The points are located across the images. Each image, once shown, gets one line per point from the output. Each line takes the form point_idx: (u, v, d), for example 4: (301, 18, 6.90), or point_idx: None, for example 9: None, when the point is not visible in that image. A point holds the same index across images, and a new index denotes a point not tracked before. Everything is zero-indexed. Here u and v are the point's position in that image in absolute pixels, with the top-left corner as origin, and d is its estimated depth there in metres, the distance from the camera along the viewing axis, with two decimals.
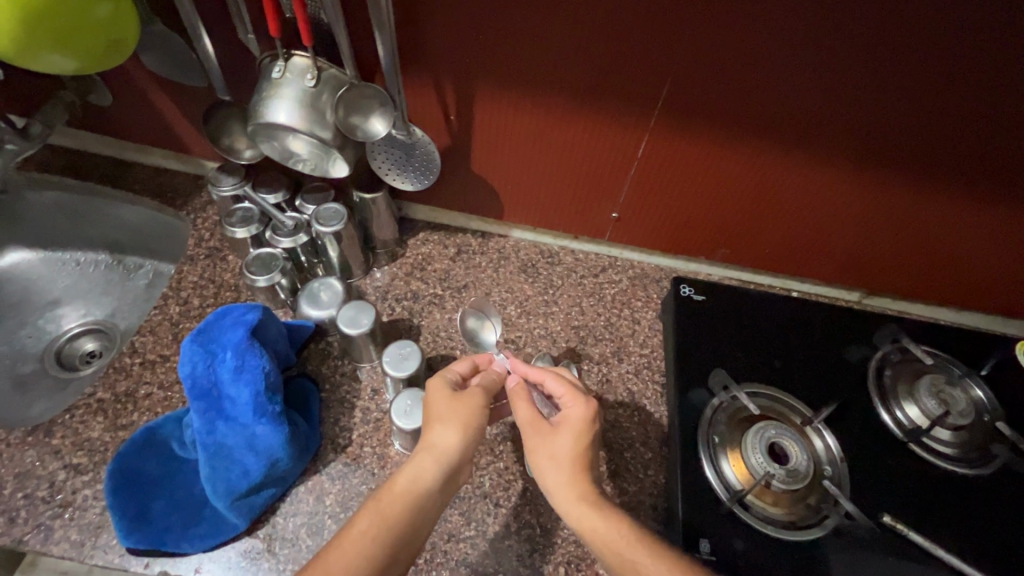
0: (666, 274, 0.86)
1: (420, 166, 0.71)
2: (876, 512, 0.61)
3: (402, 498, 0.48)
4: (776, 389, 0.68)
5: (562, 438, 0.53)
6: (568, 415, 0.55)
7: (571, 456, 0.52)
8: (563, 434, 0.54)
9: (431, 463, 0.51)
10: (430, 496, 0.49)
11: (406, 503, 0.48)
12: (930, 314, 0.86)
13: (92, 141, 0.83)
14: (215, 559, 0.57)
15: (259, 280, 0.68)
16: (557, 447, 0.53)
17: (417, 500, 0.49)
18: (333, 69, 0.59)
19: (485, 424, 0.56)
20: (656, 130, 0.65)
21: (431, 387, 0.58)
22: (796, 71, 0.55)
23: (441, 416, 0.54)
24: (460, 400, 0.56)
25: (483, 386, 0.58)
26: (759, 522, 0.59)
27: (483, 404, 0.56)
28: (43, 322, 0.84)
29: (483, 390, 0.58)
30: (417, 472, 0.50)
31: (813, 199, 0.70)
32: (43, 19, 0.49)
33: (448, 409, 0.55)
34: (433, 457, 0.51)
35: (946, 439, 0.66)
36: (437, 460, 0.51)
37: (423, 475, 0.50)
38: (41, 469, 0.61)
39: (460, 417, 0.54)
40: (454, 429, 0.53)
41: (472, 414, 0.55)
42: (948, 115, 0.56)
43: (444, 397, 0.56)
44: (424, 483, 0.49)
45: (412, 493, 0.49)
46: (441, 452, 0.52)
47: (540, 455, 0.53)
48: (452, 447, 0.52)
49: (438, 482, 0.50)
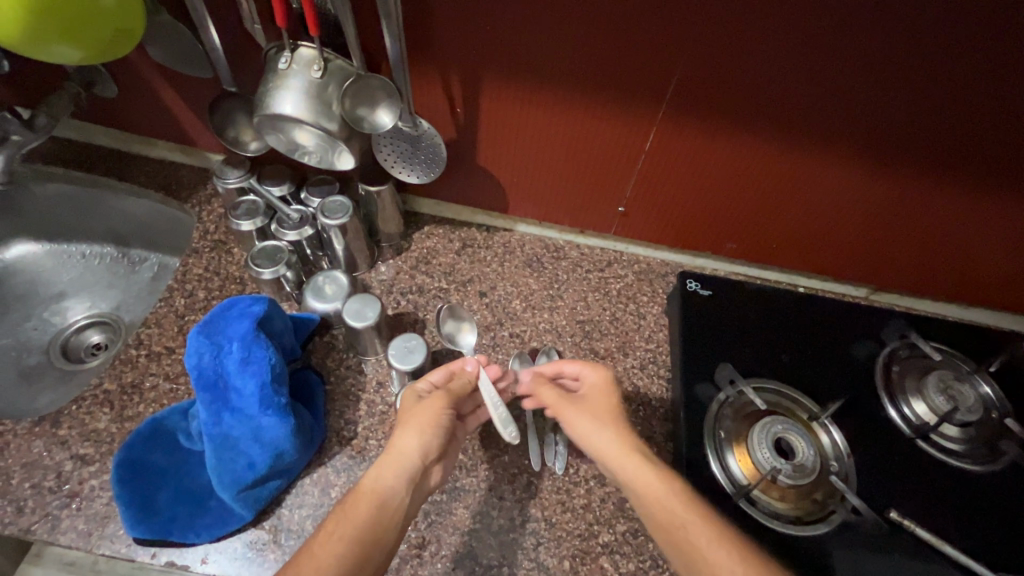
0: (672, 269, 0.85)
1: (426, 160, 0.71)
2: (883, 507, 0.61)
3: (366, 496, 0.49)
4: (781, 384, 0.68)
5: (601, 395, 0.60)
6: (590, 383, 0.62)
7: (609, 411, 0.58)
8: (598, 393, 0.60)
9: (394, 463, 0.52)
10: (394, 494, 0.50)
11: (371, 502, 0.49)
12: (937, 310, 0.86)
13: (96, 132, 0.83)
14: (220, 550, 0.58)
15: (264, 272, 0.68)
16: (593, 398, 0.60)
17: (382, 497, 0.49)
18: (339, 60, 0.59)
19: (446, 424, 0.57)
20: (665, 122, 0.64)
21: (403, 399, 0.60)
22: (806, 64, 0.55)
23: (404, 421, 0.56)
24: (426, 402, 0.58)
25: (445, 391, 0.60)
26: (766, 518, 0.59)
27: (447, 407, 0.58)
28: (49, 314, 0.85)
29: (445, 393, 0.60)
30: (378, 473, 0.51)
31: (823, 193, 0.70)
32: (44, 10, 0.48)
33: (412, 415, 0.57)
34: (396, 459, 0.52)
35: (953, 435, 0.66)
36: (398, 467, 0.52)
37: (384, 475, 0.51)
38: (48, 459, 0.62)
39: (422, 420, 0.56)
40: (414, 433, 0.55)
41: (438, 415, 0.57)
42: (961, 108, 0.56)
43: (413, 405, 0.58)
44: (387, 481, 0.50)
45: (377, 493, 0.50)
46: (399, 454, 0.53)
47: (582, 421, 0.58)
48: (411, 450, 0.53)
49: (400, 482, 0.51)
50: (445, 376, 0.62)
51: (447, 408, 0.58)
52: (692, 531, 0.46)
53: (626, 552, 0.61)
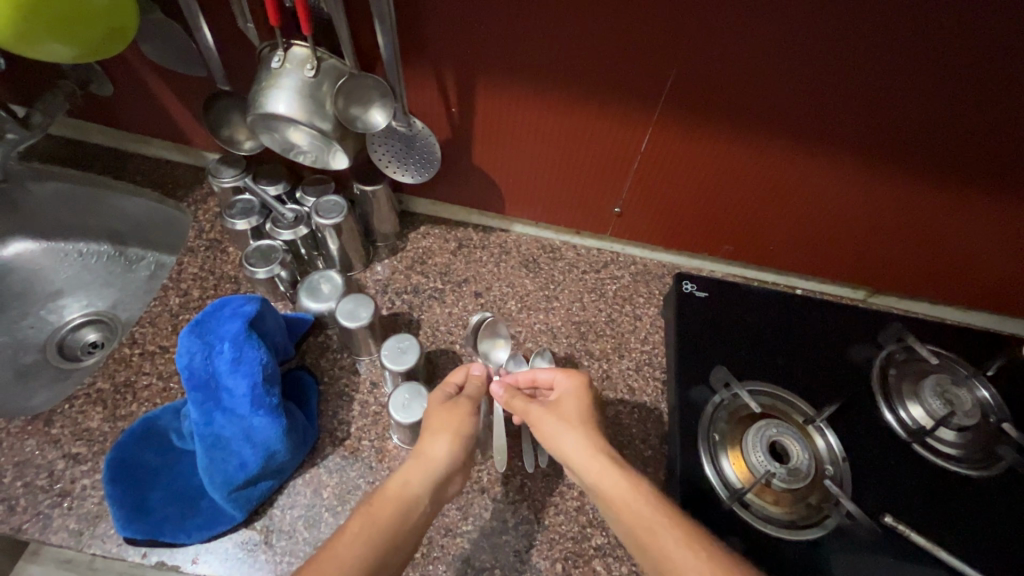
0: (669, 270, 0.85)
1: (420, 159, 0.71)
2: (876, 512, 0.61)
3: (393, 499, 0.49)
4: (775, 386, 0.67)
5: (571, 399, 0.59)
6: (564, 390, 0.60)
7: (580, 415, 0.57)
8: (570, 398, 0.59)
9: (422, 468, 0.52)
10: (420, 501, 0.50)
11: (396, 506, 0.48)
12: (935, 313, 0.85)
13: (93, 130, 0.83)
14: (211, 550, 0.57)
15: (259, 272, 0.68)
16: (564, 402, 0.58)
17: (407, 502, 0.49)
18: (332, 59, 0.58)
19: (476, 430, 0.57)
20: (660, 122, 0.64)
21: (430, 399, 0.60)
22: (801, 63, 0.54)
23: (434, 425, 0.56)
24: (454, 407, 0.57)
25: (470, 395, 0.60)
26: (758, 521, 0.58)
27: (472, 413, 0.58)
28: (45, 313, 0.85)
29: (470, 399, 0.59)
30: (406, 478, 0.51)
31: (819, 195, 0.69)
32: (37, 7, 0.48)
33: (441, 420, 0.57)
34: (426, 465, 0.52)
35: (949, 439, 0.65)
36: (425, 470, 0.52)
37: (412, 479, 0.51)
38: (40, 458, 0.62)
39: (451, 426, 0.56)
40: (445, 438, 0.55)
41: (462, 422, 0.56)
42: (956, 108, 0.55)
43: (438, 407, 0.58)
44: (413, 488, 0.50)
45: (403, 496, 0.49)
46: (429, 460, 0.53)
47: (552, 428, 0.55)
48: (440, 457, 0.53)
49: (425, 490, 0.51)
50: (469, 381, 0.62)
51: (475, 414, 0.58)
52: (661, 534, 0.46)
53: (618, 555, 0.60)
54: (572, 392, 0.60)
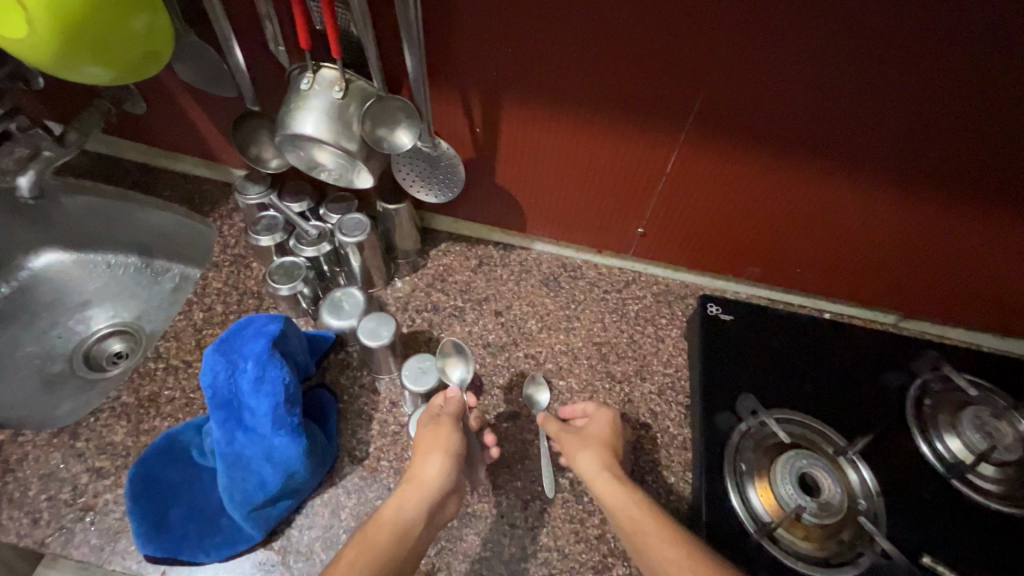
0: (692, 290, 0.83)
1: (444, 179, 0.71)
2: (914, 552, 0.58)
3: (387, 525, 0.50)
4: (805, 416, 0.65)
5: (597, 423, 0.63)
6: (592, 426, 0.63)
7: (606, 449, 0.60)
8: (598, 423, 0.63)
9: (415, 494, 0.53)
10: (414, 527, 0.50)
11: (392, 531, 0.49)
12: (971, 339, 0.82)
13: (125, 147, 0.85)
14: (229, 570, 0.57)
15: (282, 289, 0.69)
16: (589, 429, 0.62)
17: (402, 527, 0.50)
18: (360, 81, 0.59)
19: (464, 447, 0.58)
20: (687, 144, 0.63)
21: (420, 423, 0.61)
22: (837, 86, 0.53)
23: (424, 447, 0.57)
24: (439, 425, 0.58)
25: (448, 412, 0.61)
26: (788, 556, 0.56)
27: (456, 429, 0.59)
28: (74, 323, 0.87)
29: (451, 416, 0.60)
30: (399, 504, 0.52)
31: (851, 218, 0.68)
32: (79, 34, 0.49)
33: (430, 439, 0.57)
34: (419, 488, 0.53)
35: (992, 475, 0.62)
36: (420, 493, 0.53)
37: (407, 505, 0.52)
38: (65, 471, 0.62)
39: (441, 444, 0.57)
40: (436, 458, 0.56)
41: (450, 438, 0.57)
42: (1001, 131, 0.53)
43: (423, 428, 0.59)
44: (408, 512, 0.51)
45: (398, 521, 0.50)
46: (422, 482, 0.54)
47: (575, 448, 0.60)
48: (433, 479, 0.54)
49: (421, 514, 0.51)
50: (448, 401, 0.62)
51: (460, 429, 0.59)
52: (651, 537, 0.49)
53: None
54: (600, 421, 0.63)
